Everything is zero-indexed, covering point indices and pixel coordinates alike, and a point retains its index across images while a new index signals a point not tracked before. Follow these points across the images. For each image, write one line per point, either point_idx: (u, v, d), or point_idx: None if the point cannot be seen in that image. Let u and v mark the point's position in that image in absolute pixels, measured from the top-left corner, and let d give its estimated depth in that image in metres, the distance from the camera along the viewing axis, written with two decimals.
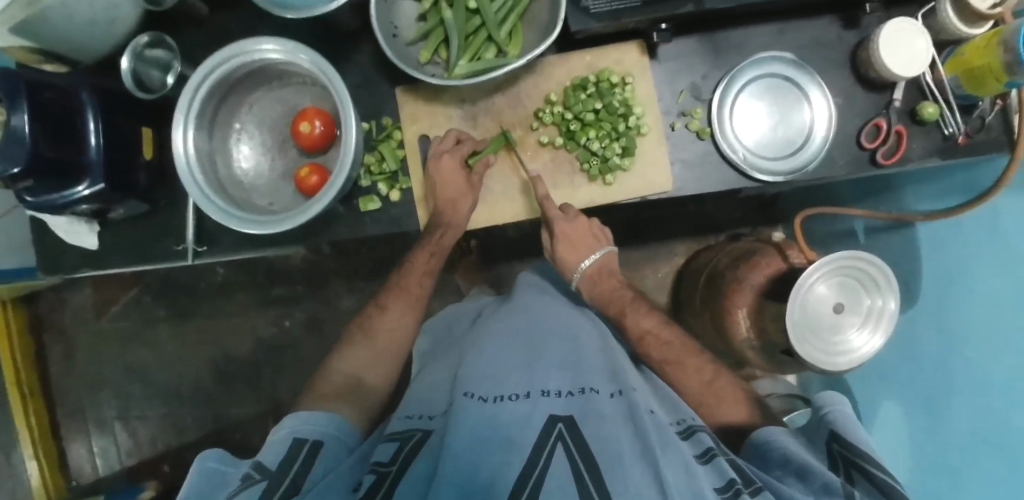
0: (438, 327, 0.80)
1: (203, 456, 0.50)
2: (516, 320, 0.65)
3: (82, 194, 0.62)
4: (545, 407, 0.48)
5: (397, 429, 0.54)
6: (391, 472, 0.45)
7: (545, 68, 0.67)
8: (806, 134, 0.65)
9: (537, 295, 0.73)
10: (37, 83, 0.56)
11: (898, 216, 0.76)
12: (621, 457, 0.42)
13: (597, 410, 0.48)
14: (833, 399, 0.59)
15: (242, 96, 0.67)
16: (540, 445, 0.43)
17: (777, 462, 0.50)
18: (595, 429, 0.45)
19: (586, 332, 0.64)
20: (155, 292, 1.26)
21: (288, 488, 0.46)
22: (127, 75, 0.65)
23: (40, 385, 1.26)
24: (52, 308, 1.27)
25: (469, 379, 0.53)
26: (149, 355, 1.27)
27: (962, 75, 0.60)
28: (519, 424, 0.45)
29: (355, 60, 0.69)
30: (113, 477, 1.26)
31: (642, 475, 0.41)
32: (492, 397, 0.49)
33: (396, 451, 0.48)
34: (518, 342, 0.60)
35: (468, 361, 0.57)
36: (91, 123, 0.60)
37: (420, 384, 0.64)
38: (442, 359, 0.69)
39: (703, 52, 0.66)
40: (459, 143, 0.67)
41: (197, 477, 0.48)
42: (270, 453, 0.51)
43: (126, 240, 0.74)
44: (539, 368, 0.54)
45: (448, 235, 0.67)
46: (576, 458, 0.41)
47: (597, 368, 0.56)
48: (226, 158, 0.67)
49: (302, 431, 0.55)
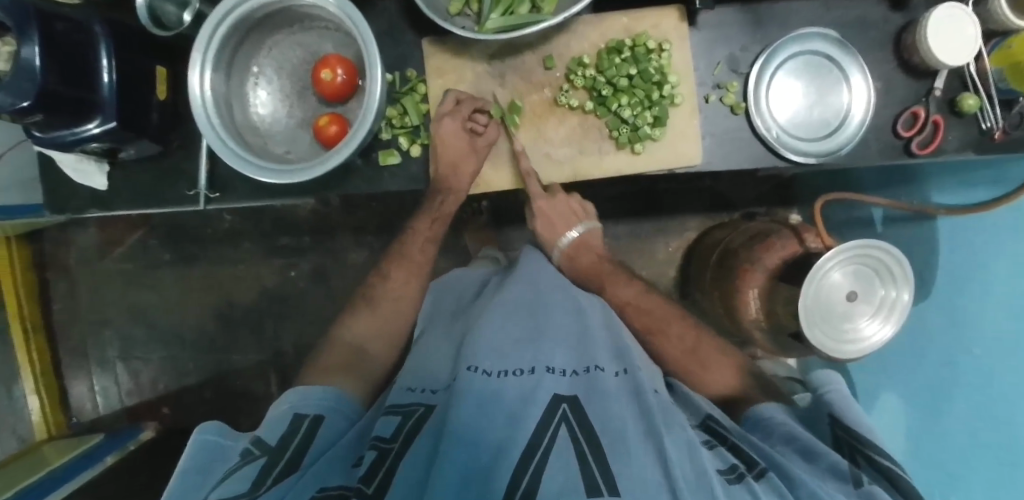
0: (443, 294, 0.78)
1: (202, 428, 0.52)
2: (523, 289, 0.65)
3: (92, 132, 0.60)
4: (550, 385, 0.49)
5: (399, 401, 0.54)
6: (392, 448, 0.46)
7: (581, 27, 0.64)
8: (842, 117, 0.63)
9: (541, 261, 0.72)
10: (50, 14, 0.53)
11: (921, 207, 0.75)
12: (625, 434, 0.44)
13: (601, 393, 0.49)
14: (830, 378, 0.63)
15: (262, 37, 0.65)
16: (542, 425, 0.44)
17: (778, 438, 0.52)
18: (598, 408, 0.47)
19: (591, 307, 0.65)
20: (160, 235, 1.25)
21: (285, 466, 0.47)
22: (143, 10, 0.61)
23: (43, 322, 1.26)
24: (57, 245, 1.26)
25: (472, 352, 0.53)
26: (152, 299, 1.27)
27: (1008, 69, 0.58)
28: (523, 402, 0.47)
29: (381, 5, 0.65)
30: (114, 415, 1.28)
31: (644, 454, 0.43)
32: (496, 372, 0.50)
33: (398, 426, 0.49)
34: (523, 313, 0.60)
35: (470, 335, 0.57)
36: (105, 60, 0.58)
37: (421, 353, 0.64)
38: (446, 328, 0.69)
39: (745, 23, 0.63)
40: (459, 103, 0.64)
41: (196, 447, 0.51)
42: (268, 428, 0.52)
43: (135, 183, 0.73)
44: (544, 343, 0.55)
45: (450, 201, 0.68)
46: (579, 438, 0.43)
47: (601, 344, 0.58)
48: (243, 103, 0.65)
49: (301, 406, 0.56)
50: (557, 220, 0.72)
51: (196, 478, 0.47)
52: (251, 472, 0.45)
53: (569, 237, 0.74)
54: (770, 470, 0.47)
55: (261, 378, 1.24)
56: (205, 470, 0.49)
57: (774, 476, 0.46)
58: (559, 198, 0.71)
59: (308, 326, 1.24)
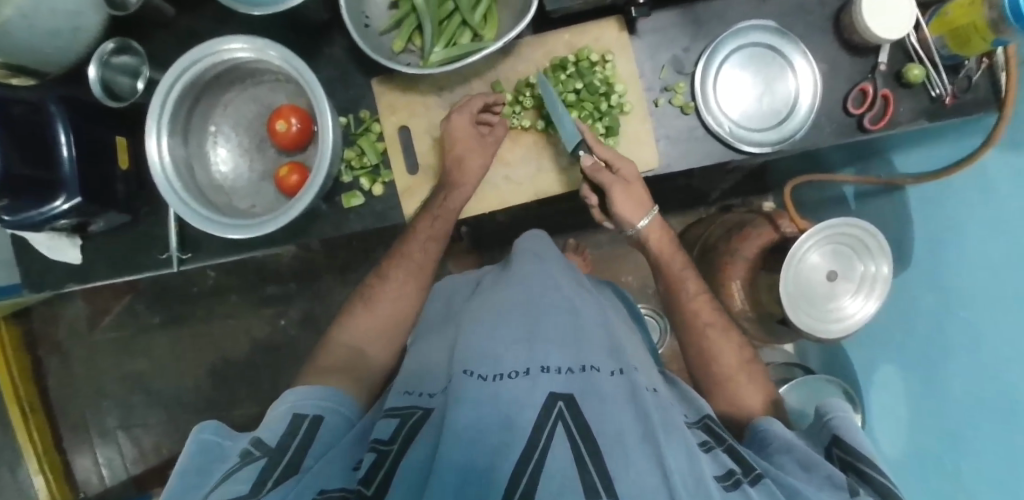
0: (435, 297, 0.73)
1: (198, 429, 0.49)
2: (515, 290, 0.61)
3: (60, 209, 0.60)
4: (545, 384, 0.46)
5: (395, 405, 0.51)
6: (391, 450, 0.43)
7: (524, 50, 0.65)
8: (791, 104, 0.64)
9: (537, 259, 0.67)
10: (9, 98, 0.54)
11: (888, 179, 0.76)
12: (622, 440, 0.41)
13: (597, 393, 0.46)
14: (838, 406, 0.56)
15: (215, 97, 0.66)
16: (540, 423, 0.42)
17: (775, 449, 0.52)
18: (595, 411, 0.43)
19: (585, 303, 0.61)
20: (148, 299, 1.25)
21: (287, 467, 0.44)
22: (95, 85, 0.64)
23: (39, 400, 1.25)
24: (46, 321, 1.26)
25: (467, 356, 0.50)
26: (147, 363, 1.26)
27: (947, 35, 0.60)
28: (519, 404, 0.43)
29: (329, 52, 0.67)
30: (119, 486, 1.26)
31: (641, 458, 0.41)
32: (492, 375, 0.47)
33: (397, 428, 0.46)
34: (518, 313, 0.56)
35: (463, 339, 0.54)
36: (63, 136, 0.59)
37: (416, 359, 0.60)
38: (440, 335, 0.63)
39: (684, 24, 0.65)
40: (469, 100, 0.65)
41: (195, 448, 0.47)
42: (269, 428, 0.49)
43: (107, 253, 0.73)
44: (539, 342, 0.51)
45: (453, 197, 0.65)
46: (576, 439, 0.40)
47: (596, 342, 0.54)
48: (204, 163, 0.66)
49: (301, 406, 0.52)
50: (633, 199, 0.64)
51: (195, 479, 0.44)
52: (251, 473, 0.42)
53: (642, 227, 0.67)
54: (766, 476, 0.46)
55: None
56: (205, 471, 0.45)
57: (771, 482, 0.45)
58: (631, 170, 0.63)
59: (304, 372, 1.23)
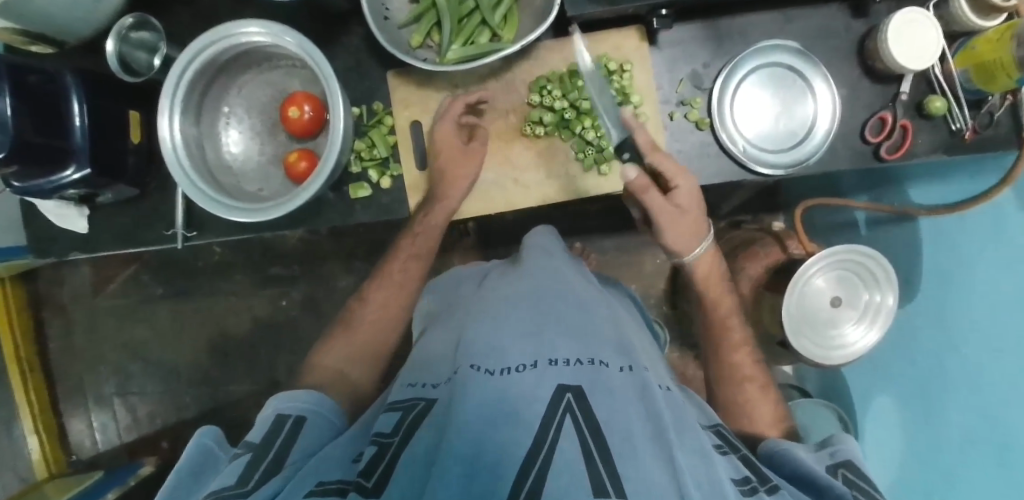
0: (441, 289, 0.72)
1: (198, 434, 0.48)
2: (523, 284, 0.57)
3: (70, 179, 0.61)
4: (552, 377, 0.42)
5: (398, 398, 0.49)
6: (393, 442, 0.41)
7: (542, 53, 0.65)
8: (808, 127, 0.63)
9: (546, 257, 0.64)
10: (21, 68, 0.54)
11: (901, 209, 0.74)
12: (633, 437, 0.38)
13: (607, 389, 0.42)
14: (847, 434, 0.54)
15: (230, 79, 0.66)
16: (547, 418, 0.38)
17: (785, 469, 0.51)
18: (606, 406, 0.40)
19: (595, 301, 0.58)
20: (152, 271, 1.26)
21: (272, 463, 0.43)
22: (111, 58, 0.64)
23: (40, 360, 1.27)
24: (51, 285, 1.27)
25: (473, 348, 0.47)
26: (147, 334, 1.27)
27: (972, 69, 0.59)
28: (525, 396, 0.40)
29: (347, 41, 0.67)
30: (112, 452, 1.27)
31: (654, 458, 0.37)
32: (499, 369, 0.43)
33: (399, 420, 0.44)
34: (526, 305, 0.53)
35: (470, 330, 0.51)
36: (76, 108, 0.59)
37: (422, 350, 0.58)
38: (446, 322, 0.61)
39: (706, 40, 0.64)
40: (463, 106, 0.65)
41: (190, 456, 0.46)
42: (257, 430, 0.49)
43: (113, 225, 0.73)
44: (548, 335, 0.48)
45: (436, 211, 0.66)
46: (586, 435, 0.36)
47: (605, 336, 0.51)
48: (215, 143, 0.66)
49: (286, 408, 0.53)
50: (687, 228, 0.64)
51: (187, 483, 0.44)
52: (237, 468, 0.42)
53: (696, 255, 0.67)
54: (784, 487, 0.44)
55: (257, 408, 1.23)
56: (198, 476, 0.45)
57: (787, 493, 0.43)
58: (693, 191, 0.61)
59: (302, 355, 1.23)
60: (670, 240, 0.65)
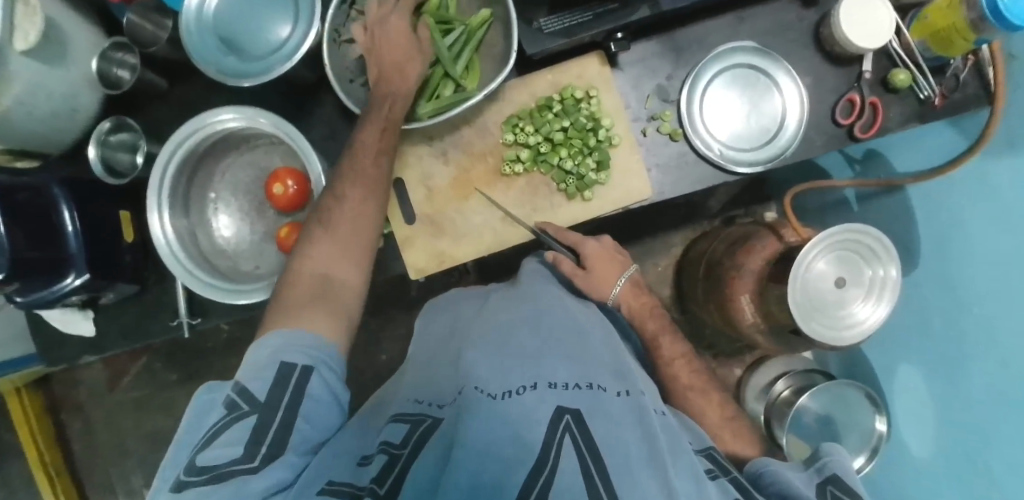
0: (432, 323, 0.71)
1: (199, 389, 0.48)
2: (520, 310, 0.57)
3: (71, 286, 0.62)
4: (551, 397, 0.41)
5: (402, 411, 0.47)
6: (403, 453, 0.40)
7: (510, 92, 0.66)
8: (779, 122, 0.65)
9: (545, 283, 0.64)
10: (12, 187, 0.56)
11: (888, 181, 0.75)
12: (630, 460, 0.37)
13: (606, 412, 0.41)
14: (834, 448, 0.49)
15: (213, 165, 0.67)
16: (548, 438, 0.37)
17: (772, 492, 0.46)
18: (604, 427, 0.39)
19: (593, 326, 0.57)
20: (163, 357, 1.27)
21: (274, 441, 0.42)
22: (95, 163, 0.66)
23: (65, 463, 1.27)
24: (66, 387, 1.28)
25: (476, 369, 0.46)
26: (167, 420, 1.27)
27: (929, 38, 0.60)
28: (524, 416, 0.38)
29: (320, 111, 0.68)
30: None
31: (652, 479, 0.36)
32: (501, 391, 0.42)
33: (407, 432, 0.43)
34: (525, 330, 0.52)
35: (470, 351, 0.50)
36: (69, 217, 0.61)
37: (420, 373, 0.56)
38: (443, 347, 0.60)
39: (665, 53, 0.65)
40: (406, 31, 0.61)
41: (192, 412, 0.46)
42: (254, 373, 0.46)
43: (118, 323, 0.74)
44: (547, 359, 0.47)
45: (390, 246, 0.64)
46: (586, 456, 0.36)
47: (602, 362, 0.49)
48: (207, 231, 0.68)
49: (286, 352, 0.47)
50: (604, 265, 0.67)
51: (186, 443, 0.44)
52: (242, 434, 0.42)
53: (615, 294, 0.67)
54: None
55: None
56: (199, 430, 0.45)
57: None
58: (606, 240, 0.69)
59: None
60: (590, 273, 0.66)
